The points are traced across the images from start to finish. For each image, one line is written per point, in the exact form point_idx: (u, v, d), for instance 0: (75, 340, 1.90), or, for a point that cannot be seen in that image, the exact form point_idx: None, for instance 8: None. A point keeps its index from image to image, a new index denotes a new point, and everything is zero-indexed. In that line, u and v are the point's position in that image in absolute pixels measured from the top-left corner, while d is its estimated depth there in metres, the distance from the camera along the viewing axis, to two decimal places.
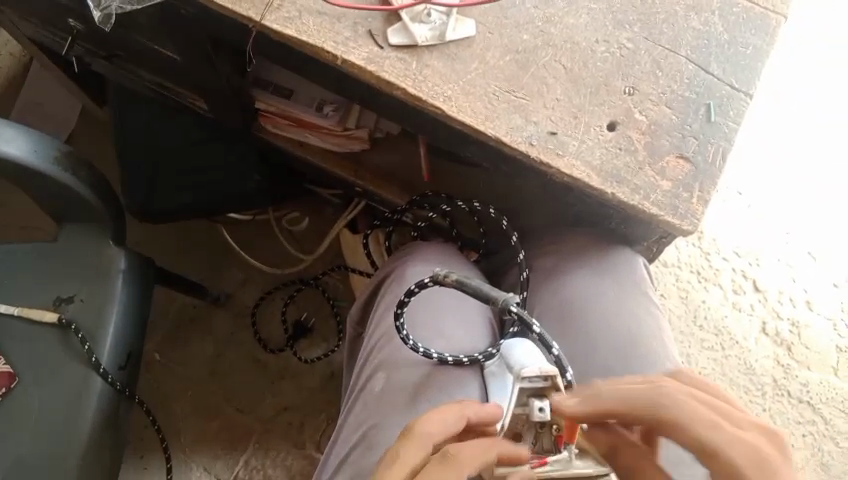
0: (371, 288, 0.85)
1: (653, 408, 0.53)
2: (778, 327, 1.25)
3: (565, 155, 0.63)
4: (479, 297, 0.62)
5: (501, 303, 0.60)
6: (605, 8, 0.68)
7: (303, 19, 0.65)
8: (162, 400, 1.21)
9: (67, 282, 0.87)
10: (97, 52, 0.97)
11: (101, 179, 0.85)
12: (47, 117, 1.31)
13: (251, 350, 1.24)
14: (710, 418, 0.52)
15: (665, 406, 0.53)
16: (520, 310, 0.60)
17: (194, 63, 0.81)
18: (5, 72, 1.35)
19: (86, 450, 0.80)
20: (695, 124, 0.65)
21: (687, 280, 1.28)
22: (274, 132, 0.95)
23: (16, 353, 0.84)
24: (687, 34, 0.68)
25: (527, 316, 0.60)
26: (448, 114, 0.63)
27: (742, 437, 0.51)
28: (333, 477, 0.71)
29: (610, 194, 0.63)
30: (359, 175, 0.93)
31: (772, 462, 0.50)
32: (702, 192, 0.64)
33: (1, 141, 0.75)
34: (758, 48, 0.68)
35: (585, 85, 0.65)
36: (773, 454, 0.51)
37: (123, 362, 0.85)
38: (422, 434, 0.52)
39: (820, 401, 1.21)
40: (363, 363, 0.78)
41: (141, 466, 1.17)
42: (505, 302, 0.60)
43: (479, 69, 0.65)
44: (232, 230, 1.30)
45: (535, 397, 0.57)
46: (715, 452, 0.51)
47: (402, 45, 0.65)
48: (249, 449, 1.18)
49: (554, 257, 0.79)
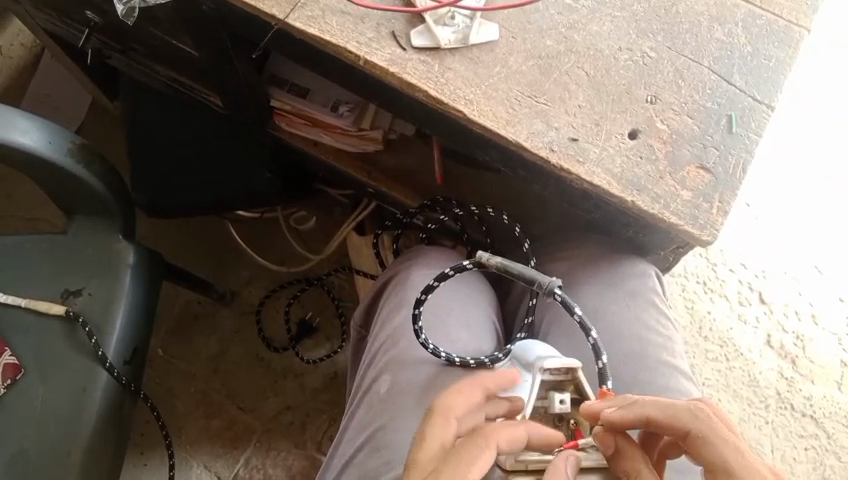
0: (377, 290, 0.85)
1: (690, 421, 0.52)
2: (783, 339, 1.25)
3: (585, 162, 0.63)
4: (524, 280, 0.61)
5: (545, 286, 0.60)
6: (628, 16, 0.68)
7: (326, 18, 0.65)
8: (165, 396, 1.21)
9: (77, 274, 0.87)
10: (114, 45, 0.97)
11: (114, 172, 0.84)
12: (58, 109, 1.30)
13: (255, 347, 1.24)
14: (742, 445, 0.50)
15: (704, 420, 0.51)
16: (564, 294, 0.60)
17: (212, 59, 0.81)
18: (17, 62, 1.35)
19: (89, 445, 0.79)
20: (716, 135, 0.65)
21: (693, 289, 1.28)
22: (286, 129, 0.94)
23: (22, 344, 0.84)
24: (710, 45, 0.68)
25: (570, 301, 0.60)
26: (469, 118, 0.63)
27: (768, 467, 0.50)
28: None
29: (630, 202, 0.62)
30: (373, 175, 0.93)
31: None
32: (721, 203, 0.63)
33: (17, 131, 0.75)
34: (780, 61, 0.68)
35: (607, 92, 0.65)
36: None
37: (129, 356, 0.85)
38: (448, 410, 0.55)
39: (823, 415, 1.21)
40: (367, 366, 0.77)
41: (142, 461, 1.17)
42: (551, 283, 0.60)
43: (501, 73, 0.65)
44: (239, 227, 1.30)
45: (554, 390, 0.59)
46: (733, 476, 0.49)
47: (425, 47, 0.65)
48: (249, 447, 1.18)
49: (566, 264, 0.79)
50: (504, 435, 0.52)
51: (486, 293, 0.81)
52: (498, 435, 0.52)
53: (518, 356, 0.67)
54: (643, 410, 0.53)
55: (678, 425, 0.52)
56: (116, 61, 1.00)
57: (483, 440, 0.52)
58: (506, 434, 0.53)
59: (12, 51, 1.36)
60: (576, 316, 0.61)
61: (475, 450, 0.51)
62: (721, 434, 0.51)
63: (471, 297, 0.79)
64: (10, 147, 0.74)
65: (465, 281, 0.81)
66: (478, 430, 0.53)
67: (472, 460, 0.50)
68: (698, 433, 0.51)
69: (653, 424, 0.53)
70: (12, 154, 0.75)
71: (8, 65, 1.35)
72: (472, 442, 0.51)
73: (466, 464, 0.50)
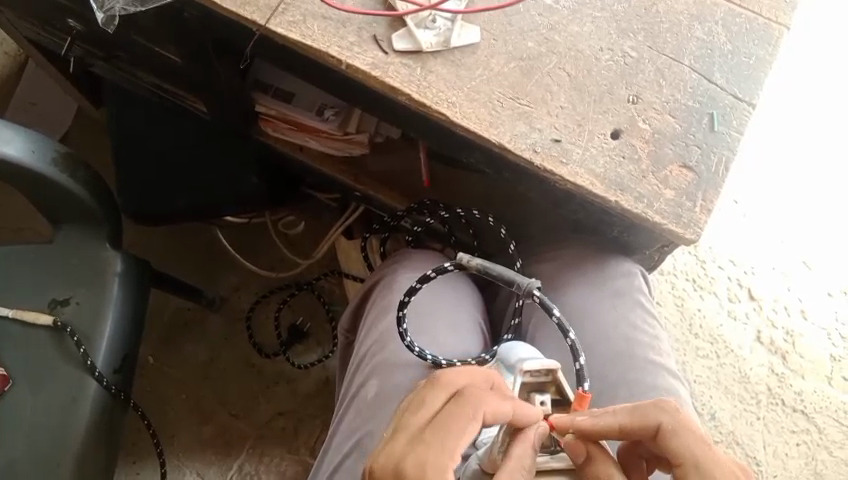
0: (363, 294, 0.85)
1: (659, 418, 0.54)
2: (773, 335, 1.26)
3: (568, 163, 0.63)
4: (503, 281, 0.63)
5: (524, 288, 0.61)
6: (609, 16, 0.69)
7: (308, 23, 0.65)
8: (156, 404, 1.20)
9: (63, 284, 0.86)
10: (97, 53, 0.96)
11: (99, 180, 0.84)
12: (43, 117, 1.30)
13: (245, 353, 1.24)
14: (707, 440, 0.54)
15: (670, 416, 0.54)
16: (543, 294, 0.61)
17: (195, 66, 0.81)
18: (1, 71, 1.34)
19: (79, 454, 0.79)
20: (698, 133, 0.65)
21: (683, 287, 1.29)
22: (272, 134, 0.94)
23: (9, 355, 0.83)
24: (690, 44, 0.68)
25: (548, 302, 0.62)
26: (452, 120, 0.63)
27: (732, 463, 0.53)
28: None
29: (613, 202, 0.63)
30: (360, 179, 0.93)
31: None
32: (705, 201, 0.64)
33: (1, 142, 0.75)
34: (760, 58, 0.68)
35: (589, 93, 0.65)
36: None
37: (119, 365, 0.85)
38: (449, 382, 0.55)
39: (814, 410, 1.21)
40: (354, 371, 0.76)
41: (134, 470, 1.16)
42: (529, 286, 0.61)
43: (484, 75, 0.65)
44: (228, 234, 1.29)
45: (537, 392, 0.60)
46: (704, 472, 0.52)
47: (407, 51, 0.65)
48: (242, 454, 1.18)
49: (553, 264, 0.79)
50: (493, 404, 0.52)
51: (472, 297, 0.82)
52: (487, 405, 0.52)
53: (501, 359, 0.67)
54: (614, 417, 0.55)
55: (648, 422, 0.54)
56: (100, 69, 0.99)
57: (472, 411, 0.52)
58: (496, 405, 0.52)
59: None
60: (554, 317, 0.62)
61: (463, 420, 0.51)
62: (688, 428, 0.54)
63: (457, 300, 0.79)
64: None
65: (451, 284, 0.81)
66: (466, 400, 0.52)
67: (462, 433, 0.51)
68: (667, 431, 0.54)
69: (624, 431, 0.55)
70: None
71: None
72: (463, 412, 0.51)
73: (454, 437, 0.50)
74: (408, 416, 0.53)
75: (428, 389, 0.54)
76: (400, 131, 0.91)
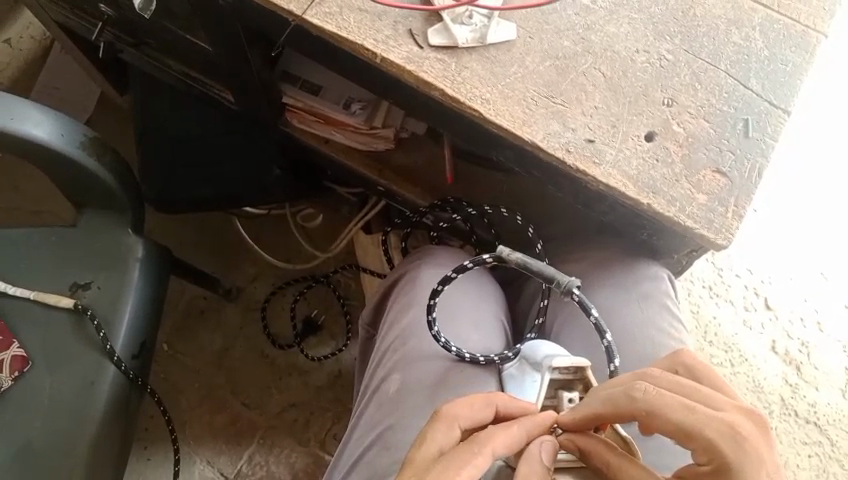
0: (384, 289, 0.85)
1: (631, 406, 0.50)
2: (788, 345, 1.25)
3: (601, 164, 0.63)
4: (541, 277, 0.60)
5: (563, 286, 0.59)
6: (646, 18, 0.68)
7: (344, 15, 0.65)
8: (169, 391, 1.21)
9: (86, 268, 0.87)
10: (127, 39, 0.96)
11: (125, 166, 0.84)
12: (67, 102, 1.30)
13: (260, 344, 1.24)
14: (688, 403, 0.49)
15: (640, 399, 0.50)
16: (581, 294, 0.60)
17: (226, 56, 0.81)
18: (27, 55, 1.35)
19: (95, 438, 0.79)
20: (732, 139, 0.65)
21: (699, 294, 1.28)
22: (299, 127, 0.94)
23: (30, 337, 0.84)
24: (728, 48, 0.68)
25: (588, 302, 0.60)
26: (486, 117, 0.63)
27: (724, 421, 0.48)
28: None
29: (645, 205, 0.62)
30: (384, 174, 0.92)
31: (748, 442, 0.47)
32: (737, 207, 0.63)
33: (30, 123, 0.75)
34: (797, 65, 0.68)
35: (624, 94, 0.65)
36: (757, 440, 0.48)
37: (137, 351, 0.85)
38: (452, 416, 0.55)
39: (827, 422, 1.21)
40: (375, 366, 0.76)
41: (145, 456, 1.17)
42: (569, 284, 0.59)
43: (518, 73, 0.65)
44: (248, 224, 1.30)
45: (563, 389, 0.60)
46: (693, 436, 0.48)
47: (442, 46, 0.65)
48: (253, 444, 1.18)
49: (579, 266, 0.78)
50: (500, 439, 0.52)
51: (495, 294, 0.81)
52: (495, 442, 0.52)
53: (527, 357, 0.68)
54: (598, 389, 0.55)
55: (624, 413, 0.51)
56: (129, 55, 1.00)
57: (477, 448, 0.51)
58: (503, 438, 0.52)
59: (22, 43, 1.36)
60: (592, 316, 0.61)
61: (469, 452, 0.51)
62: (664, 404, 0.49)
63: (480, 297, 0.79)
64: (23, 138, 0.75)
65: (474, 280, 0.81)
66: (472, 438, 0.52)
67: (465, 465, 0.50)
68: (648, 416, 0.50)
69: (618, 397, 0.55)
70: (25, 146, 0.76)
71: (18, 57, 1.35)
72: (466, 448, 0.51)
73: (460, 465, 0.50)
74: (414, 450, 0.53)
75: (432, 424, 0.54)
76: (426, 127, 0.91)
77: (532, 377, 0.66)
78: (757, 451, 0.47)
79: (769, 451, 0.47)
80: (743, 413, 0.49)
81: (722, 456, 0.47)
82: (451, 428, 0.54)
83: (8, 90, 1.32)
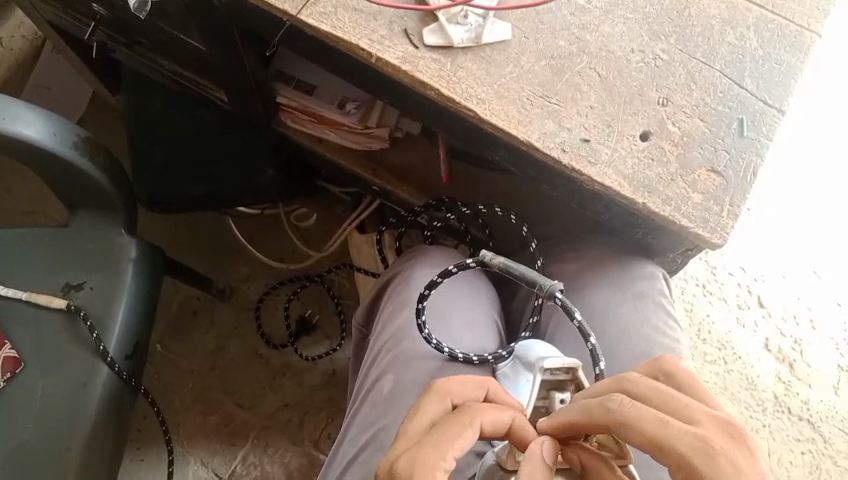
0: (377, 289, 0.84)
1: (605, 416, 0.49)
2: (781, 343, 1.25)
3: (597, 163, 0.63)
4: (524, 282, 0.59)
5: (545, 289, 0.58)
6: (641, 18, 0.68)
7: (339, 15, 0.65)
8: (162, 392, 1.20)
9: (79, 268, 0.86)
10: (118, 38, 0.96)
11: (118, 166, 0.84)
12: (59, 101, 1.30)
13: (255, 344, 1.23)
14: (662, 416, 0.47)
15: (615, 410, 0.48)
16: (564, 298, 0.59)
17: (219, 55, 0.81)
18: (18, 54, 1.34)
19: (88, 439, 0.79)
20: (727, 138, 0.65)
21: (692, 292, 1.28)
22: (293, 126, 0.93)
23: (23, 338, 0.83)
24: (722, 48, 0.68)
25: (570, 305, 0.59)
26: (482, 117, 0.63)
27: (698, 435, 0.46)
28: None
29: (641, 204, 0.62)
30: (378, 173, 0.92)
31: (722, 454, 0.45)
32: (732, 206, 0.63)
33: (22, 123, 0.75)
34: (791, 65, 0.68)
35: (619, 94, 0.65)
36: (736, 454, 0.45)
37: (130, 352, 0.84)
38: (445, 391, 0.55)
39: (819, 419, 1.21)
40: (369, 365, 0.76)
41: (139, 457, 1.17)
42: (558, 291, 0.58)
43: (514, 73, 0.65)
44: (241, 224, 1.29)
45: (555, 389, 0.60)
46: (665, 449, 0.46)
47: (437, 46, 0.65)
48: (247, 444, 1.18)
49: (575, 265, 0.78)
50: (490, 414, 0.52)
51: (489, 294, 0.81)
52: (485, 416, 0.52)
53: (521, 358, 0.67)
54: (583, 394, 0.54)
55: (599, 423, 0.49)
56: (121, 55, 0.99)
57: (468, 420, 0.51)
58: (492, 410, 0.52)
59: (12, 42, 1.35)
60: (575, 321, 0.60)
61: (458, 426, 0.51)
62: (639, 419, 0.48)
63: (473, 297, 0.79)
64: (14, 138, 0.74)
65: (466, 280, 0.80)
66: (463, 410, 0.52)
67: (456, 437, 0.50)
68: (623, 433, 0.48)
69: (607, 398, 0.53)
70: (16, 146, 0.75)
71: (9, 56, 1.34)
72: (457, 421, 0.51)
73: (450, 440, 0.50)
74: (406, 421, 0.53)
75: (424, 397, 0.54)
76: (420, 126, 0.90)
77: (525, 377, 0.64)
78: (733, 465, 0.45)
79: (749, 465, 0.45)
80: (722, 431, 0.47)
81: (695, 472, 0.45)
82: (444, 401, 0.54)
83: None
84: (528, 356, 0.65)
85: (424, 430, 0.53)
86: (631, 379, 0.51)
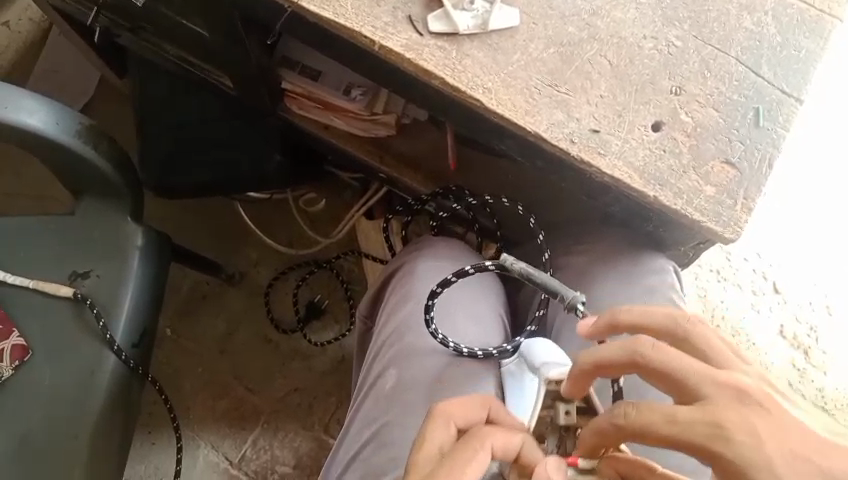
0: (381, 281, 0.83)
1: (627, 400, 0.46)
2: (796, 330, 1.23)
3: (607, 154, 0.61)
4: (546, 290, 0.58)
5: (568, 300, 0.57)
6: (654, 3, 0.66)
7: (342, 2, 0.63)
8: (171, 377, 1.20)
9: (84, 256, 0.86)
10: (122, 23, 0.94)
11: (122, 154, 0.83)
12: (67, 86, 1.29)
13: (264, 329, 1.23)
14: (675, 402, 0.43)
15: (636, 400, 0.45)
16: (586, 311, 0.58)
17: (221, 41, 0.79)
18: (25, 38, 1.33)
19: (96, 426, 0.79)
20: (742, 128, 0.63)
21: (706, 279, 1.26)
22: (298, 113, 0.92)
23: (29, 326, 0.83)
24: (738, 34, 0.65)
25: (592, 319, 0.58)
26: (488, 107, 0.61)
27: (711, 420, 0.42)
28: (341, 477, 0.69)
29: (652, 198, 0.61)
30: (385, 160, 0.91)
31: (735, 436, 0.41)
32: (747, 199, 0.61)
33: (24, 112, 0.74)
34: (810, 52, 0.66)
35: (630, 82, 0.63)
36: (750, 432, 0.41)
37: (137, 339, 0.84)
38: (449, 415, 0.54)
39: (834, 407, 1.19)
40: (372, 360, 0.75)
41: (150, 440, 1.17)
42: (574, 299, 0.57)
43: (521, 61, 0.63)
44: (249, 209, 1.28)
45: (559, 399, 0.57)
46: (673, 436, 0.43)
47: (443, 33, 0.63)
48: (257, 428, 1.18)
49: (584, 256, 0.76)
50: (499, 437, 0.52)
51: (494, 285, 0.80)
52: (494, 439, 0.52)
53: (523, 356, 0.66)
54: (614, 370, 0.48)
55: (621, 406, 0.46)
56: (126, 41, 0.97)
57: (478, 444, 0.51)
58: (500, 435, 0.52)
59: (20, 25, 1.34)
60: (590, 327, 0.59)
61: (467, 451, 0.50)
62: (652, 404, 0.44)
63: (478, 290, 0.78)
64: (15, 127, 0.73)
65: (472, 272, 0.79)
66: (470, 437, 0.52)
67: (468, 462, 0.50)
68: (633, 418, 0.44)
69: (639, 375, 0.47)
70: (18, 135, 0.74)
71: (16, 40, 1.33)
72: (468, 446, 0.51)
73: (463, 466, 0.49)
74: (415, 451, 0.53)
75: (429, 425, 0.54)
76: (427, 112, 0.89)
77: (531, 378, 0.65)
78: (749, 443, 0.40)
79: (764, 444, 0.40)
80: (737, 403, 0.42)
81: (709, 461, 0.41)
82: (448, 426, 0.54)
83: (6, 74, 1.30)
84: (532, 358, 0.64)
85: (433, 459, 0.52)
86: (648, 347, 0.46)
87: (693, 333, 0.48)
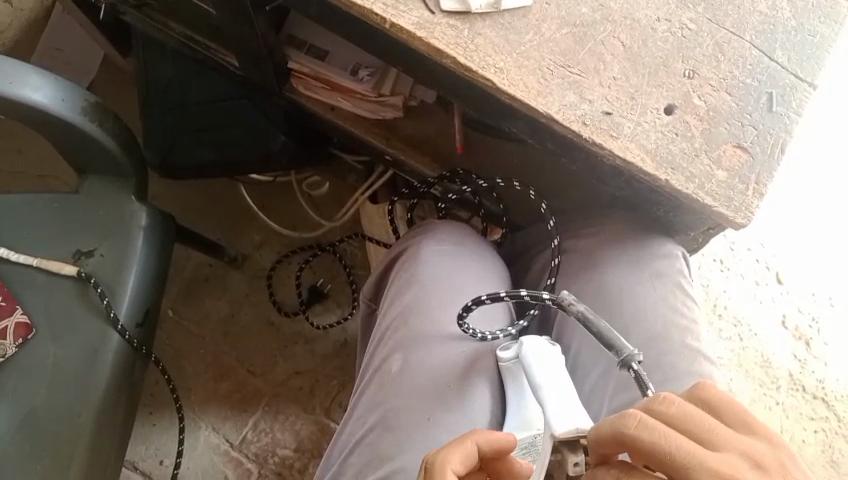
0: (385, 264, 0.83)
1: (621, 441, 0.46)
2: (799, 320, 1.23)
3: (619, 137, 0.60)
4: (603, 340, 0.57)
5: (622, 357, 0.55)
6: None
7: None
8: (173, 358, 1.20)
9: (88, 234, 0.85)
10: (128, 0, 0.93)
11: (128, 132, 0.82)
12: (70, 64, 1.28)
13: (266, 312, 1.23)
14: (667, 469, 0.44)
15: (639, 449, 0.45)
16: (641, 368, 0.54)
17: (229, 19, 0.78)
18: (28, 15, 1.32)
19: (99, 406, 0.79)
20: (755, 113, 0.62)
21: (709, 268, 1.26)
22: (304, 93, 0.91)
23: (33, 305, 0.83)
24: (753, 18, 0.65)
25: (645, 379, 0.54)
26: (499, 87, 0.61)
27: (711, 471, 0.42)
28: (343, 461, 0.69)
29: (664, 181, 0.60)
30: (391, 142, 0.90)
31: None
32: (758, 184, 0.61)
33: (28, 87, 0.73)
34: (824, 37, 0.65)
35: (643, 64, 0.63)
36: None
37: (141, 319, 0.84)
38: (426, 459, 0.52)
39: (834, 398, 1.20)
40: (376, 344, 0.75)
41: (150, 421, 1.17)
42: (627, 356, 0.55)
43: (534, 41, 0.62)
44: (252, 191, 1.28)
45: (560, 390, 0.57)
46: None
47: (455, 11, 0.62)
48: (258, 411, 1.18)
49: (590, 239, 0.76)
50: (455, 457, 0.51)
51: (500, 269, 0.80)
52: (451, 461, 0.50)
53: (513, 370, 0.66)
54: (604, 429, 0.47)
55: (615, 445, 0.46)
56: (131, 18, 0.96)
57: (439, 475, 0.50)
58: (458, 457, 0.51)
59: (23, 3, 1.32)
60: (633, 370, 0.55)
61: None
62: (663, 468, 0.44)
63: (485, 273, 0.77)
64: (20, 103, 0.72)
65: (477, 254, 0.79)
66: (430, 470, 0.50)
67: None
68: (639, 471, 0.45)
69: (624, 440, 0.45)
70: (23, 110, 0.73)
71: (19, 18, 1.32)
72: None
73: None
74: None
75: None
76: (435, 94, 0.88)
77: (518, 388, 0.66)
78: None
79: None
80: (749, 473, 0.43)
81: None
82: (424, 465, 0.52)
83: (9, 52, 1.29)
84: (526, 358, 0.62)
85: None
86: (633, 423, 0.45)
87: (680, 408, 0.46)
